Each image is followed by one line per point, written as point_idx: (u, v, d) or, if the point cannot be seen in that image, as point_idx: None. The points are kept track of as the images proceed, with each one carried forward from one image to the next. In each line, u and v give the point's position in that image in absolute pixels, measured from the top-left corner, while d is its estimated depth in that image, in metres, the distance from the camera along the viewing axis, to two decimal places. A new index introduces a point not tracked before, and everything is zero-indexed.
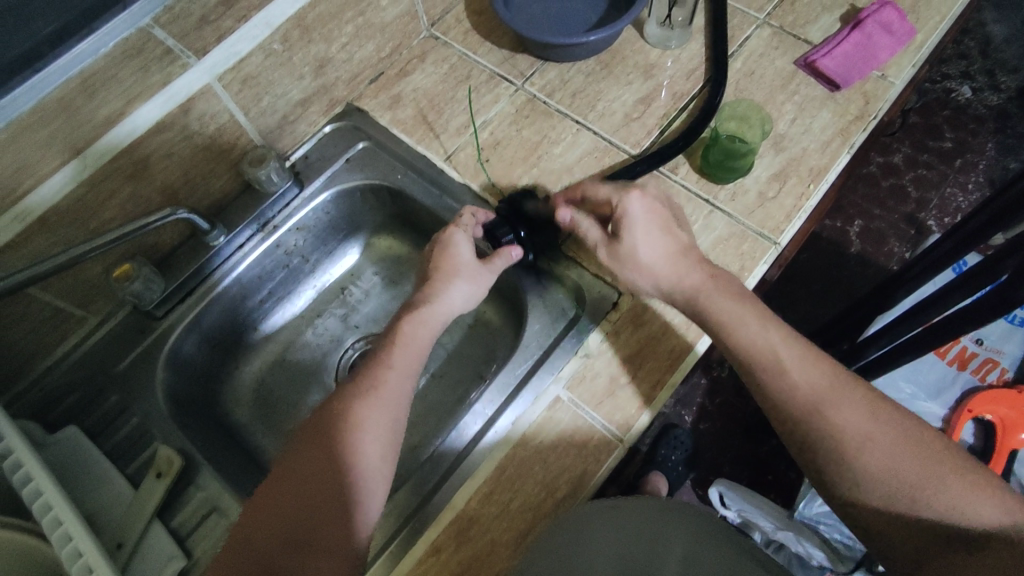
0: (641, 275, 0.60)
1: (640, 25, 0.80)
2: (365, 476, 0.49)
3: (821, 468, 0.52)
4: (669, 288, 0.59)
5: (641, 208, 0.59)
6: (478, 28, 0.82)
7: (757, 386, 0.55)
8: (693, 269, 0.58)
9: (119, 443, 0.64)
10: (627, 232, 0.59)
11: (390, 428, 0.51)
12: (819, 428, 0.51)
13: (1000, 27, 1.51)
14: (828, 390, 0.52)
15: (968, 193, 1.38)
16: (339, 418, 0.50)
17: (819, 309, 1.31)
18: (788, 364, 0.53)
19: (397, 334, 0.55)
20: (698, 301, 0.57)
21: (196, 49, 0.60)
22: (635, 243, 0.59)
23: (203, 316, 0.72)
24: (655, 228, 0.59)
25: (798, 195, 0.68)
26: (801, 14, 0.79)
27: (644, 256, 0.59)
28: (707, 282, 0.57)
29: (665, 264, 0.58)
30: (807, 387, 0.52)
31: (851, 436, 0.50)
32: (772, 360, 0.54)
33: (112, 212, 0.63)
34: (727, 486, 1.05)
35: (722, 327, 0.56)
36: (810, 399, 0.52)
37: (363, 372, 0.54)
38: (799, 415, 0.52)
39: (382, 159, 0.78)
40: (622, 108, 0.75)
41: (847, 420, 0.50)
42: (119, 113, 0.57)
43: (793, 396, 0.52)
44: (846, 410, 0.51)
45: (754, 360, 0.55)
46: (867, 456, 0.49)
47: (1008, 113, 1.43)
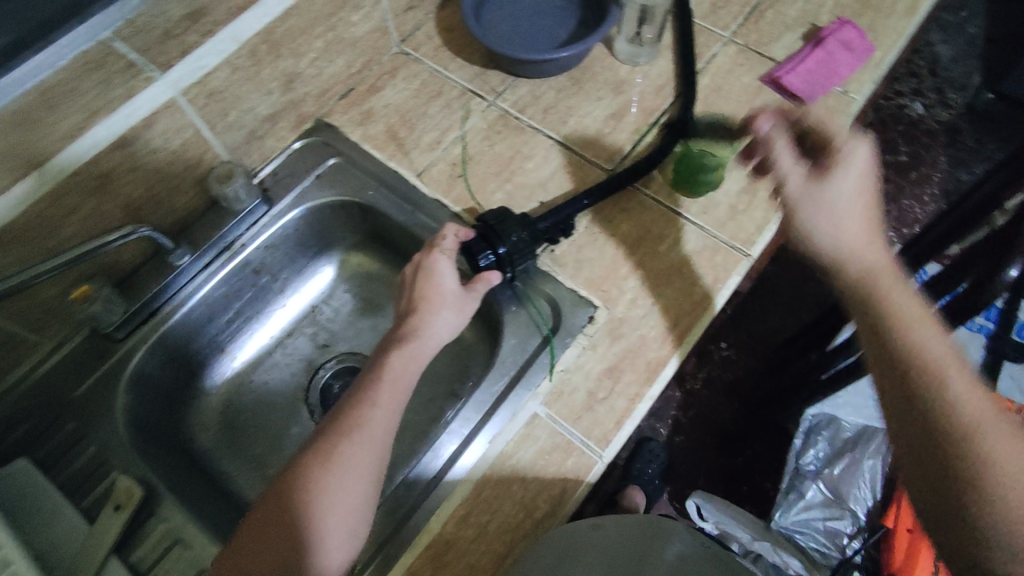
0: (824, 228, 0.53)
1: (609, 41, 0.81)
2: (346, 516, 0.47)
3: (953, 492, 0.42)
4: (848, 247, 0.52)
5: (863, 161, 0.55)
6: (449, 44, 0.82)
7: (903, 384, 0.46)
8: (876, 246, 0.52)
9: (74, 474, 0.61)
10: (843, 177, 0.55)
11: (375, 466, 0.49)
12: (968, 446, 0.42)
13: (947, 46, 1.58)
14: (994, 422, 0.43)
15: (925, 205, 1.43)
16: (322, 456, 0.48)
17: (787, 320, 1.33)
18: (953, 378, 0.45)
19: (384, 368, 0.53)
20: (875, 281, 0.50)
21: (160, 64, 0.59)
22: (836, 181, 0.54)
23: (165, 338, 0.70)
24: (866, 182, 0.55)
25: (767, 208, 0.69)
26: (764, 32, 0.81)
27: (830, 211, 0.53)
28: (888, 264, 0.52)
29: (852, 227, 0.52)
30: (974, 405, 0.43)
31: (1010, 470, 0.41)
32: (938, 363, 0.45)
33: (71, 230, 0.61)
34: (704, 498, 1.02)
35: (890, 314, 0.48)
36: (972, 418, 0.43)
37: (349, 405, 0.52)
38: (950, 424, 0.43)
39: (352, 174, 0.77)
40: (593, 123, 0.76)
41: (1011, 456, 0.41)
42: (79, 127, 0.55)
43: (948, 407, 0.44)
44: (1011, 446, 0.42)
45: (913, 363, 0.46)
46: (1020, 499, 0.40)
47: (958, 128, 1.49)
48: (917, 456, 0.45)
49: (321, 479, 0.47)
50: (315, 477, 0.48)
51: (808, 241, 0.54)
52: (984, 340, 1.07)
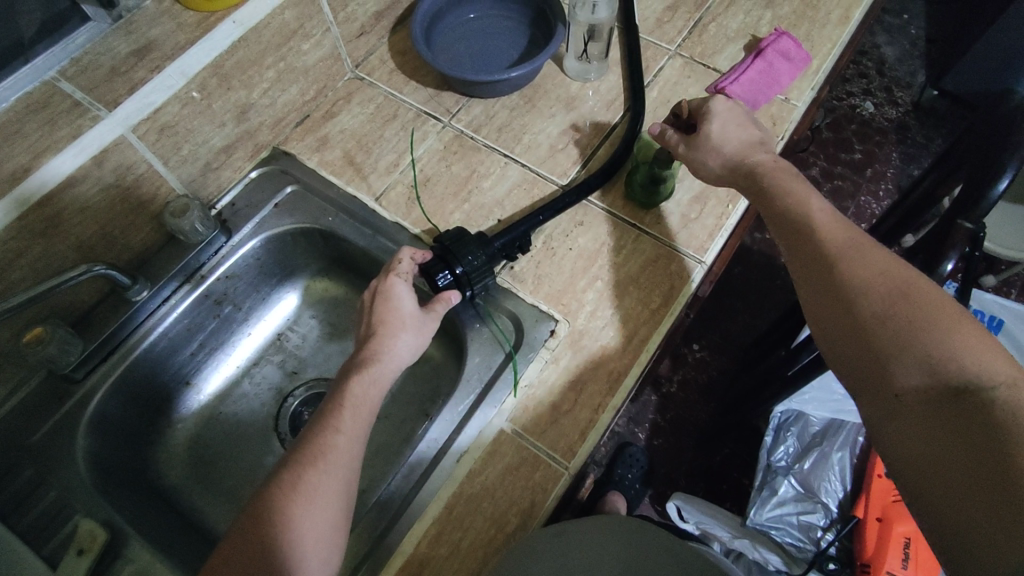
0: (712, 157, 0.64)
1: (560, 59, 0.83)
2: (316, 547, 0.47)
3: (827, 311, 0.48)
4: (731, 165, 0.63)
5: (721, 106, 0.65)
6: (403, 68, 0.84)
7: (789, 246, 0.54)
8: (759, 155, 0.62)
9: (35, 520, 0.59)
10: (705, 121, 0.65)
11: (341, 494, 0.50)
12: (830, 274, 0.49)
13: (891, 47, 1.64)
14: (848, 247, 0.50)
15: (880, 200, 1.48)
16: (288, 490, 0.48)
17: (755, 319, 1.36)
18: (817, 218, 0.53)
19: (345, 395, 0.54)
20: (756, 175, 0.60)
21: (107, 101, 0.59)
22: (711, 127, 0.64)
23: (127, 375, 0.69)
24: (733, 121, 0.65)
25: (718, 214, 0.72)
26: (708, 44, 0.84)
27: (712, 144, 0.64)
28: (771, 164, 0.61)
29: (733, 147, 0.63)
30: (830, 238, 0.51)
31: (858, 278, 0.47)
32: (805, 218, 0.54)
33: (20, 273, 0.60)
34: (685, 499, 1.07)
35: (773, 196, 0.57)
36: (833, 249, 0.50)
37: (312, 434, 0.52)
38: (818, 263, 0.50)
39: (311, 201, 0.77)
40: (547, 140, 0.77)
41: (860, 269, 0.47)
42: (26, 167, 0.55)
43: (815, 250, 0.51)
44: (858, 260, 0.48)
45: (792, 226, 0.54)
46: (869, 297, 0.46)
47: (907, 125, 1.55)
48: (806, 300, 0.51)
49: (286, 510, 0.47)
50: (280, 510, 0.47)
51: (704, 171, 0.64)
52: None
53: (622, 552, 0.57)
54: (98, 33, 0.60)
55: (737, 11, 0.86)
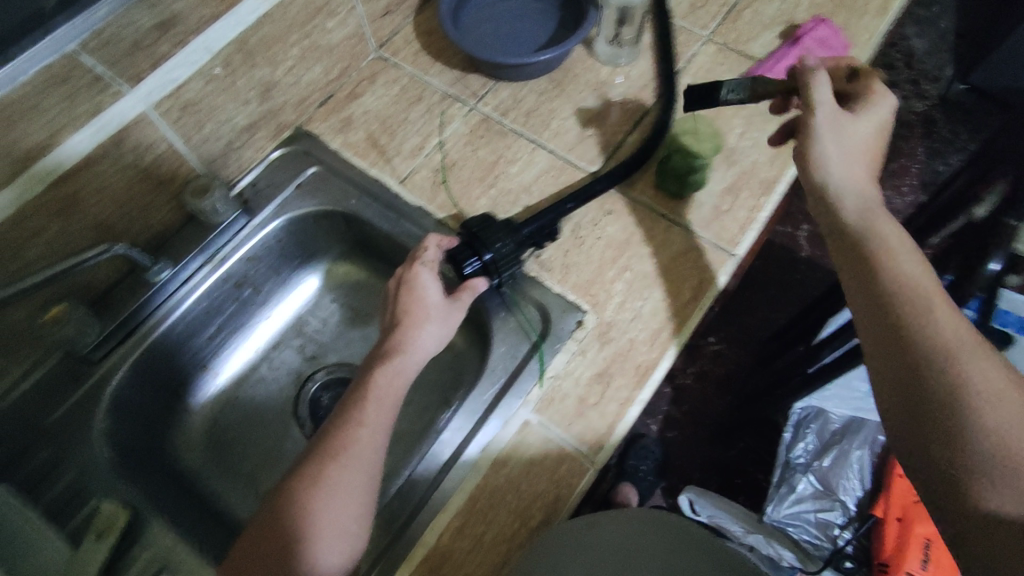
0: (836, 158, 0.54)
1: (589, 43, 0.80)
2: (338, 538, 0.47)
3: (936, 418, 0.41)
4: (852, 185, 0.53)
5: (885, 116, 0.56)
6: (428, 49, 0.82)
7: (888, 322, 0.45)
8: (876, 188, 0.54)
9: (53, 501, 0.59)
10: (866, 116, 0.55)
11: (367, 484, 0.49)
12: (948, 373, 0.42)
13: (921, 39, 1.60)
14: (973, 347, 0.42)
15: (904, 195, 1.45)
16: (311, 480, 0.48)
17: (773, 314, 1.34)
18: (931, 300, 0.45)
19: (370, 384, 0.53)
20: (871, 214, 0.51)
21: (129, 77, 0.57)
22: (865, 128, 0.55)
23: (145, 357, 0.68)
24: (878, 140, 0.56)
25: (751, 206, 0.70)
26: (743, 30, 0.81)
27: (845, 145, 0.54)
28: (880, 207, 0.53)
29: (860, 167, 0.54)
30: (953, 330, 0.43)
31: (989, 393, 0.40)
32: (915, 293, 0.45)
33: (39, 251, 0.59)
34: (697, 493, 1.05)
35: (879, 249, 0.48)
36: (954, 345, 0.42)
37: (337, 423, 0.51)
38: (932, 354, 0.43)
39: (333, 183, 0.76)
40: (576, 126, 0.76)
41: (991, 381, 0.41)
42: (43, 145, 0.54)
43: (929, 337, 0.43)
44: (988, 369, 0.41)
45: (891, 296, 0.46)
46: (995, 417, 0.39)
47: (934, 119, 1.51)
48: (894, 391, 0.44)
49: (312, 501, 0.47)
50: (305, 500, 0.47)
51: (821, 170, 0.54)
52: None
53: (665, 544, 0.56)
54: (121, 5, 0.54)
55: None
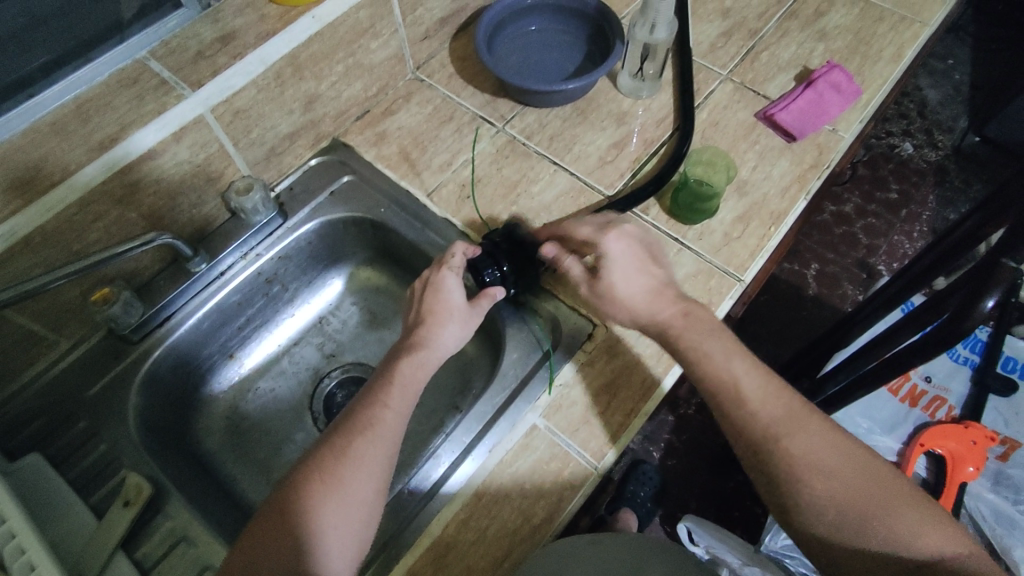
0: (618, 309, 0.61)
1: (614, 76, 0.85)
2: (357, 511, 0.50)
3: (781, 491, 0.54)
4: (645, 322, 0.60)
5: (617, 248, 0.61)
6: (462, 73, 0.87)
7: (725, 415, 0.57)
8: (668, 304, 0.60)
9: (84, 470, 0.63)
10: (606, 272, 0.61)
11: (385, 464, 0.53)
12: (777, 453, 0.54)
13: (935, 91, 1.64)
14: (785, 421, 0.55)
15: (914, 240, 1.47)
16: (338, 454, 0.52)
17: (779, 348, 1.36)
18: (747, 389, 0.56)
19: (393, 373, 0.57)
20: (670, 336, 0.59)
21: (191, 82, 0.63)
22: (613, 280, 0.60)
23: (180, 341, 0.72)
24: (633, 266, 0.61)
25: (760, 236, 0.73)
26: (760, 71, 0.86)
27: (621, 291, 0.60)
28: (680, 317, 0.59)
29: (642, 297, 0.60)
30: (769, 413, 0.54)
31: (811, 463, 0.53)
32: (733, 387, 0.56)
33: (96, 235, 0.64)
34: (696, 521, 1.05)
35: (693, 358, 0.58)
36: (772, 426, 0.54)
37: (361, 407, 0.55)
38: (762, 439, 0.54)
39: (365, 192, 0.81)
40: (597, 151, 0.80)
41: (805, 449, 0.53)
42: (111, 138, 0.59)
43: (755, 424, 0.55)
44: (802, 437, 0.54)
45: (718, 390, 0.57)
46: (821, 482, 0.52)
47: (946, 168, 1.55)
48: (747, 464, 0.56)
49: (337, 472, 0.51)
50: (330, 472, 0.51)
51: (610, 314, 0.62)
52: (970, 372, 1.10)
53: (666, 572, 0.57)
54: (188, 20, 0.65)
55: (790, 41, 0.88)
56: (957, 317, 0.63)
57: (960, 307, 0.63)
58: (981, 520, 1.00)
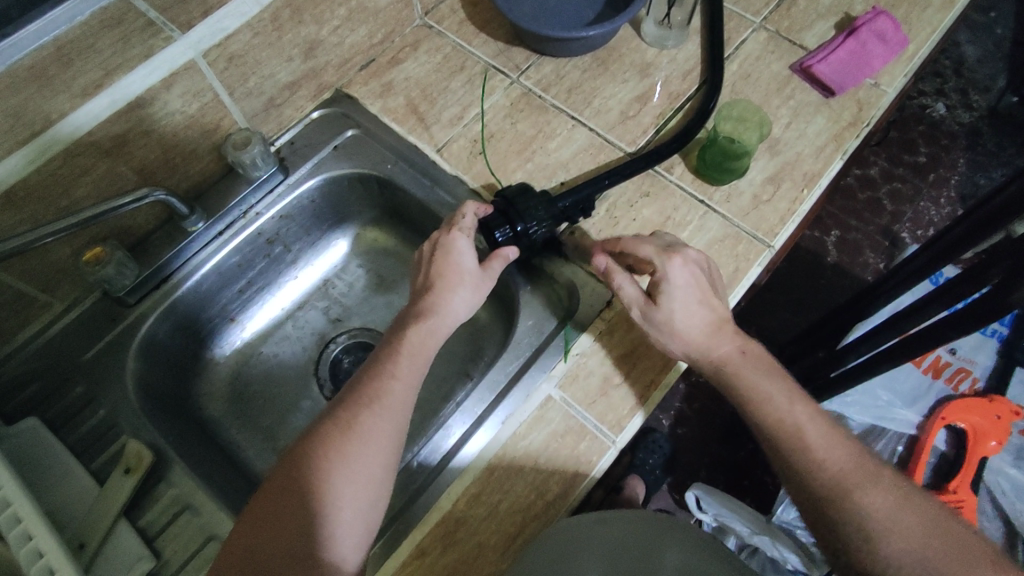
0: (671, 340, 0.57)
1: (637, 23, 0.79)
2: (365, 487, 0.48)
3: (850, 549, 0.50)
4: (701, 357, 0.57)
5: (681, 275, 0.56)
6: (474, 19, 0.81)
7: (787, 467, 0.54)
8: (725, 338, 0.57)
9: (84, 436, 0.61)
10: (668, 300, 0.56)
11: (393, 438, 0.50)
12: (846, 510, 0.50)
13: (973, 47, 1.55)
14: (853, 471, 0.52)
15: (941, 207, 1.41)
16: (342, 427, 0.49)
17: (796, 317, 1.33)
18: (810, 437, 0.53)
19: (401, 342, 0.54)
20: (727, 374, 0.56)
21: (181, 23, 0.57)
22: (674, 310, 0.56)
23: (179, 304, 0.69)
24: (696, 297, 0.56)
25: (791, 199, 0.68)
26: (797, 19, 0.79)
27: (681, 324, 0.56)
28: (737, 354, 0.56)
29: (701, 332, 0.56)
30: (835, 463, 0.52)
31: (881, 518, 0.49)
32: (798, 437, 0.53)
33: (85, 190, 0.60)
34: (704, 491, 1.02)
35: (751, 398, 0.55)
36: (842, 479, 0.51)
37: (368, 377, 0.52)
38: (828, 492, 0.51)
39: (370, 147, 0.76)
40: (618, 106, 0.75)
41: (879, 505, 0.50)
42: (97, 84, 0.54)
43: (820, 476, 0.52)
44: (874, 492, 0.51)
45: (780, 434, 0.54)
46: (897, 541, 0.49)
47: (979, 131, 1.47)
48: (809, 517, 0.53)
49: (342, 448, 0.48)
50: (335, 447, 0.48)
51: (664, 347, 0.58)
52: (997, 345, 1.07)
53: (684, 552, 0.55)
54: None
55: None
56: (1001, 289, 0.58)
57: (1005, 279, 0.58)
58: (1001, 496, 0.98)
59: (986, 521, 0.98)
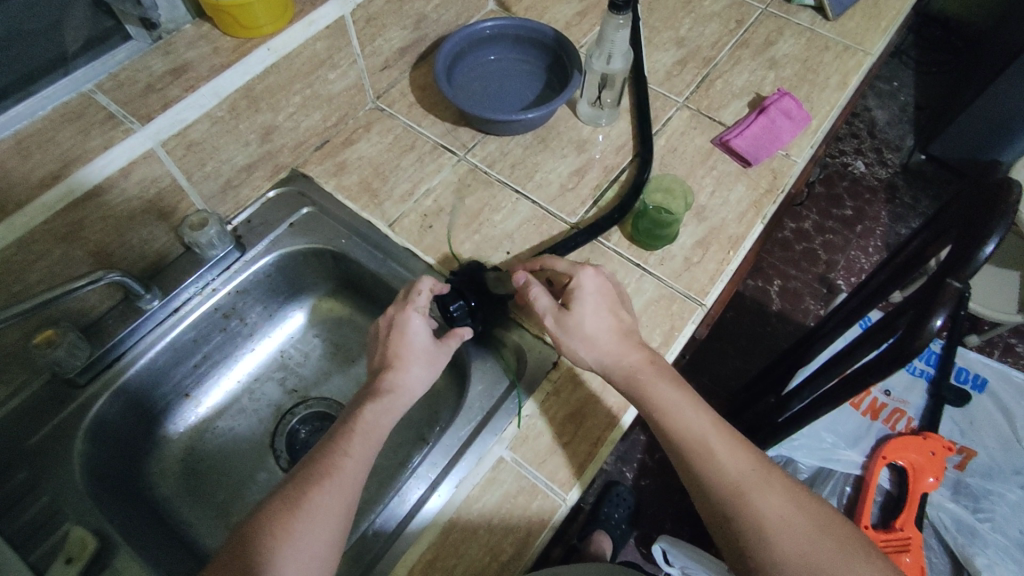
0: (584, 345, 0.60)
1: (573, 104, 0.87)
2: (309, 564, 0.49)
3: (746, 551, 0.53)
4: (611, 363, 0.60)
5: (593, 284, 0.62)
6: (423, 102, 0.87)
7: (688, 470, 0.56)
8: (634, 348, 0.60)
9: (24, 527, 0.59)
10: (579, 303, 0.61)
11: (340, 514, 0.51)
12: (742, 515, 0.53)
13: (882, 111, 1.72)
14: (750, 476, 0.54)
15: (869, 255, 1.52)
16: (292, 505, 0.50)
17: (744, 366, 1.39)
18: (714, 446, 0.56)
19: (357, 421, 0.56)
20: (637, 381, 0.59)
21: (141, 116, 0.61)
22: (585, 313, 0.61)
23: (128, 385, 0.70)
24: (604, 305, 0.61)
25: (719, 260, 0.74)
26: (715, 99, 0.88)
27: (591, 327, 0.60)
28: (645, 364, 0.59)
29: (609, 338, 0.60)
30: (734, 469, 0.54)
31: (772, 520, 0.52)
32: (702, 444, 0.56)
33: (38, 276, 0.61)
34: (670, 543, 1.04)
35: (658, 407, 0.58)
36: (738, 483, 0.54)
37: (320, 453, 0.54)
38: (726, 499, 0.54)
39: (325, 223, 0.79)
40: (558, 179, 0.81)
41: (772, 508, 0.53)
42: (54, 174, 0.57)
43: (720, 484, 0.54)
44: (768, 496, 0.54)
45: (684, 441, 0.57)
46: (785, 539, 0.52)
47: (895, 185, 1.61)
48: (708, 516, 0.56)
49: (289, 526, 0.49)
50: (283, 526, 0.49)
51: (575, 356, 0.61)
52: (926, 385, 1.14)
53: None
54: (137, 52, 0.65)
55: (742, 69, 0.91)
56: (908, 335, 0.63)
57: (909, 328, 0.64)
58: (945, 531, 1.02)
59: (934, 556, 1.02)
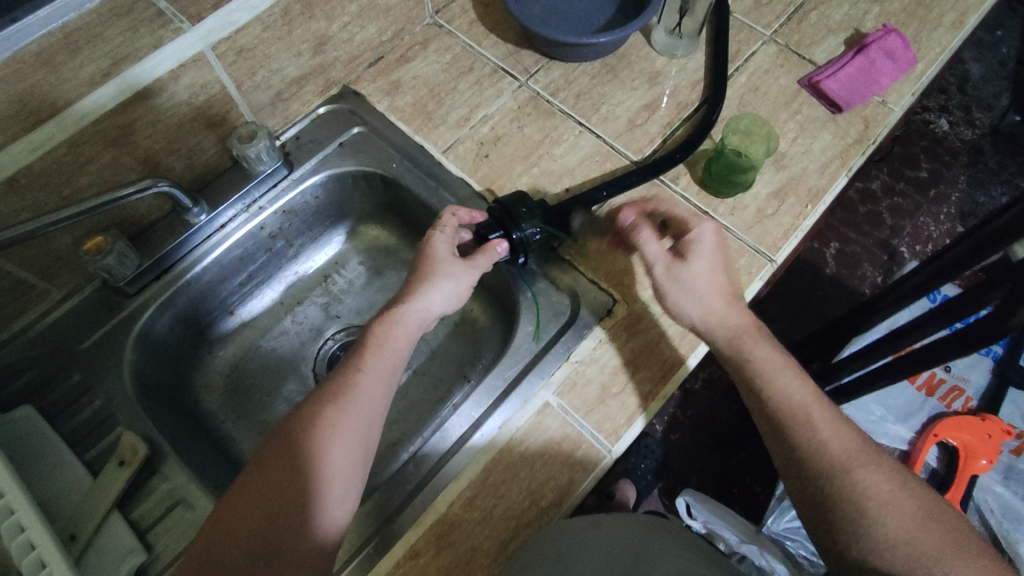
0: (691, 300, 0.58)
1: (648, 31, 0.79)
2: (336, 480, 0.48)
3: (838, 524, 0.50)
4: (716, 322, 0.57)
5: (712, 239, 0.60)
6: (484, 20, 0.81)
7: (784, 439, 0.53)
8: (742, 312, 0.58)
9: (80, 426, 0.61)
10: (695, 257, 0.59)
11: (364, 433, 0.50)
12: (845, 487, 0.50)
13: (978, 65, 1.56)
14: (853, 453, 0.51)
15: (940, 223, 1.41)
16: (312, 423, 0.49)
17: (792, 328, 1.33)
18: (816, 418, 0.53)
19: (370, 338, 0.55)
20: (743, 344, 0.57)
21: (191, 15, 0.57)
22: (699, 267, 0.58)
23: (177, 296, 0.69)
24: (718, 261, 0.59)
25: (796, 214, 0.68)
26: (807, 33, 0.79)
27: (703, 280, 0.58)
28: (754, 327, 0.57)
29: (717, 295, 0.58)
30: (838, 443, 0.51)
31: (875, 497, 0.49)
32: (802, 412, 0.53)
33: (88, 178, 0.59)
34: (694, 497, 0.98)
35: (759, 373, 0.55)
36: (842, 457, 0.51)
37: (340, 372, 0.53)
38: (827, 472, 0.51)
39: (377, 146, 0.76)
40: (626, 113, 0.74)
41: (877, 485, 0.50)
42: (105, 73, 0.54)
43: (824, 452, 0.51)
44: (871, 473, 0.50)
45: (784, 410, 0.54)
46: (888, 517, 0.48)
47: (982, 149, 1.47)
48: (799, 489, 0.53)
49: (314, 445, 0.48)
50: (308, 444, 0.48)
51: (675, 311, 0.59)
52: (992, 364, 1.07)
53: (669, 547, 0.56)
54: None
55: (842, 1, 0.81)
56: (1001, 312, 0.57)
57: (1004, 303, 0.58)
58: (988, 514, 0.98)
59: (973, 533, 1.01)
